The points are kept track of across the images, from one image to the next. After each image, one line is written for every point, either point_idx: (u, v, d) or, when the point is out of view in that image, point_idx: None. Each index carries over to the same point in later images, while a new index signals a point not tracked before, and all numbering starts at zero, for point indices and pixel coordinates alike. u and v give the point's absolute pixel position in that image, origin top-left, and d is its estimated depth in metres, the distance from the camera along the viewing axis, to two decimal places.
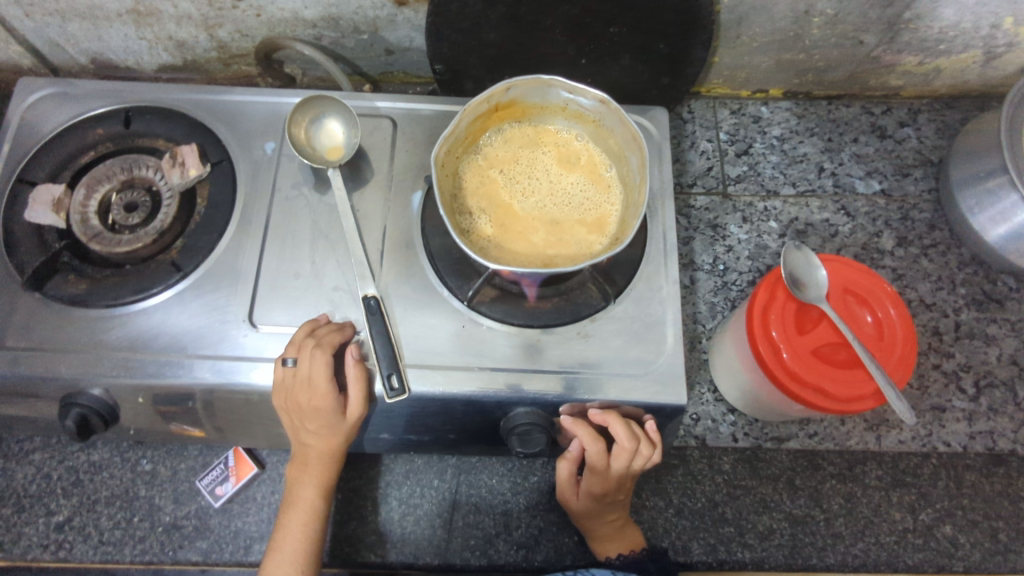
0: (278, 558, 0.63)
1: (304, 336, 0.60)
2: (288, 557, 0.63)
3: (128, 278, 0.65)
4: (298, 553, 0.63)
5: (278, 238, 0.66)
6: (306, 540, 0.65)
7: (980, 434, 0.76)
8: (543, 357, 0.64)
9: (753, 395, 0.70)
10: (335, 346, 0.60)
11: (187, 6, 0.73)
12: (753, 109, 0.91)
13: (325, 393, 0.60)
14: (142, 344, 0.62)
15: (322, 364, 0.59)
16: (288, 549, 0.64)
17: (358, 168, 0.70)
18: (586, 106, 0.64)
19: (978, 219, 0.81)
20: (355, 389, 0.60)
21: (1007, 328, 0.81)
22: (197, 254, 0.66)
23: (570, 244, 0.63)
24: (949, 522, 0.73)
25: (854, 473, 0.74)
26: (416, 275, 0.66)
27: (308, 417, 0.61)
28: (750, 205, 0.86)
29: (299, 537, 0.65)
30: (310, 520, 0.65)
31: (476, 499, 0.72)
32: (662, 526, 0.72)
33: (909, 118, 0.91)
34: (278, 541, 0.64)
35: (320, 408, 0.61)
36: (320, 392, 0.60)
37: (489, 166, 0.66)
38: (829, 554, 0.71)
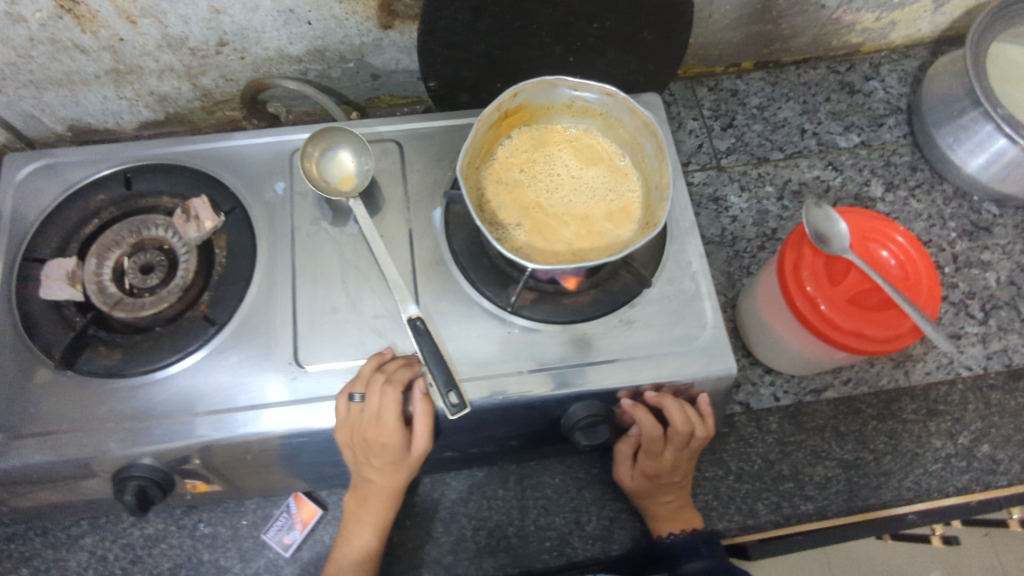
0: None
1: (372, 371, 0.60)
2: None
3: (162, 339, 0.63)
4: None
5: (308, 276, 0.66)
6: None
7: (996, 353, 0.81)
8: (593, 350, 0.65)
9: (790, 352, 0.72)
10: (405, 382, 0.60)
11: (169, 57, 0.72)
12: (728, 84, 0.95)
13: (393, 430, 0.61)
14: (190, 405, 0.61)
15: (392, 401, 0.60)
16: None
17: (373, 194, 0.70)
18: (592, 100, 0.66)
19: (958, 153, 0.85)
20: (422, 424, 0.61)
21: (1000, 251, 0.86)
22: (228, 305, 0.65)
23: (601, 236, 0.65)
24: (986, 440, 0.77)
25: (892, 411, 0.78)
26: (454, 290, 0.66)
27: (374, 452, 0.62)
28: (744, 173, 0.89)
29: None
30: (362, 558, 0.65)
31: (543, 501, 0.72)
32: (725, 493, 0.74)
33: (872, 72, 0.97)
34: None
35: (388, 444, 0.62)
36: (388, 428, 0.61)
37: (508, 173, 0.67)
38: (885, 491, 0.74)
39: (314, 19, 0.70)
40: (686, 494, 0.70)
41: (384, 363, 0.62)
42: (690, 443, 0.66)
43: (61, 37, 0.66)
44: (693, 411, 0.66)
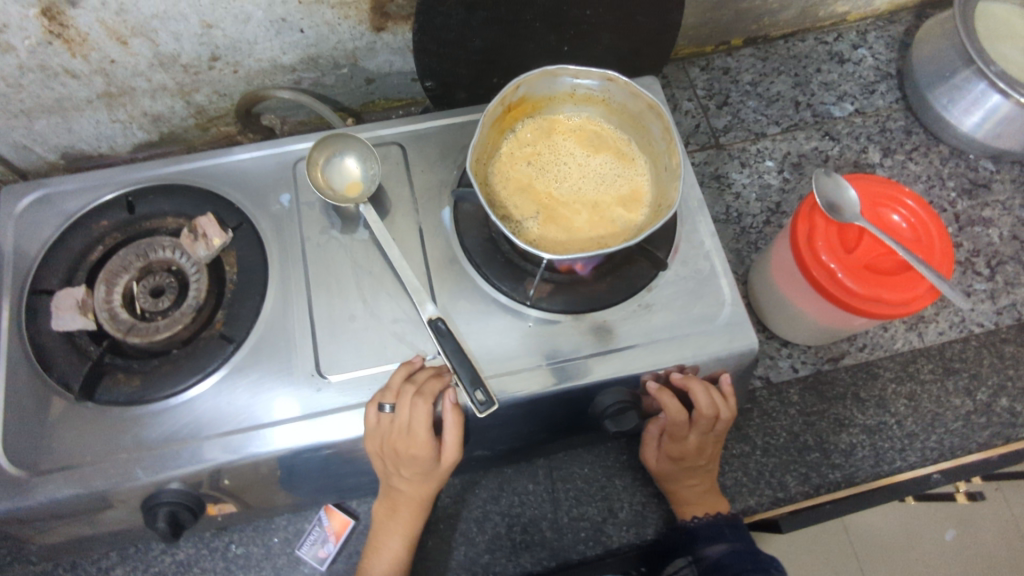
0: None
1: (403, 382, 0.60)
2: None
3: (180, 362, 0.62)
4: None
5: (322, 286, 0.65)
6: None
7: (1006, 308, 0.82)
8: (614, 338, 0.65)
9: (806, 323, 0.72)
10: (436, 395, 0.59)
11: (162, 76, 0.71)
12: (719, 62, 0.95)
13: (424, 442, 0.61)
14: (215, 425, 0.60)
15: (422, 414, 0.59)
16: None
17: (379, 198, 0.69)
18: (594, 87, 0.66)
19: (952, 112, 0.86)
20: (451, 434, 0.61)
21: (1000, 208, 0.87)
22: (244, 321, 0.64)
23: (614, 223, 0.65)
24: (1003, 394, 0.78)
25: (910, 373, 0.79)
26: (470, 288, 0.66)
27: (404, 463, 0.62)
28: (743, 150, 0.89)
29: None
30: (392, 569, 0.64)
31: (574, 491, 0.72)
32: (754, 469, 0.74)
33: (860, 40, 0.97)
34: None
35: (418, 455, 0.61)
36: (418, 440, 0.60)
37: (516, 166, 0.67)
38: (910, 453, 0.75)
39: (307, 27, 0.69)
40: (712, 478, 0.70)
41: (413, 373, 0.61)
42: (714, 425, 0.66)
43: (51, 63, 0.64)
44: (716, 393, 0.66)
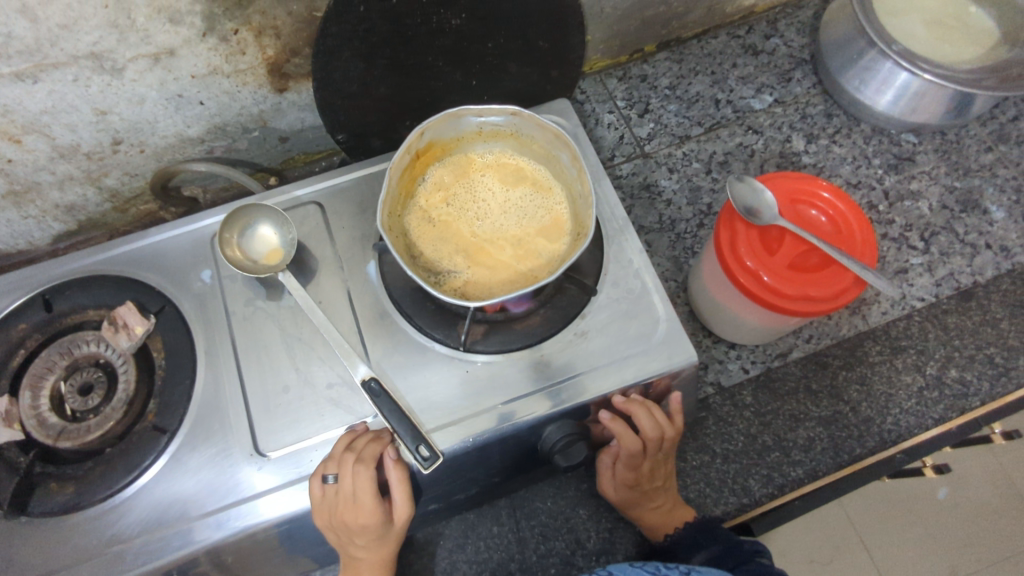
0: None
1: (343, 450, 0.59)
2: None
3: (115, 460, 0.60)
4: None
5: (253, 360, 0.64)
6: None
7: (944, 279, 0.83)
8: (553, 370, 0.64)
9: (745, 324, 0.72)
10: (376, 458, 0.59)
11: (65, 167, 0.69)
12: (636, 70, 0.96)
13: (371, 508, 0.60)
14: (157, 522, 0.59)
15: (366, 480, 0.58)
16: None
17: (302, 262, 0.68)
18: (500, 122, 0.65)
19: (866, 94, 0.86)
20: (400, 494, 0.61)
21: (927, 179, 0.89)
22: (177, 409, 0.62)
23: (539, 255, 0.64)
24: (952, 366, 0.79)
25: (858, 357, 0.79)
26: (404, 341, 0.65)
27: (356, 533, 0.61)
28: (669, 155, 0.90)
29: None
30: None
31: (540, 528, 0.72)
32: (716, 477, 0.74)
33: (771, 29, 0.98)
34: None
35: (368, 522, 0.60)
36: (366, 507, 0.60)
37: (433, 212, 0.66)
38: (867, 439, 0.76)
39: (205, 98, 0.68)
40: (673, 494, 0.70)
41: (355, 440, 0.60)
42: (663, 444, 0.66)
43: None
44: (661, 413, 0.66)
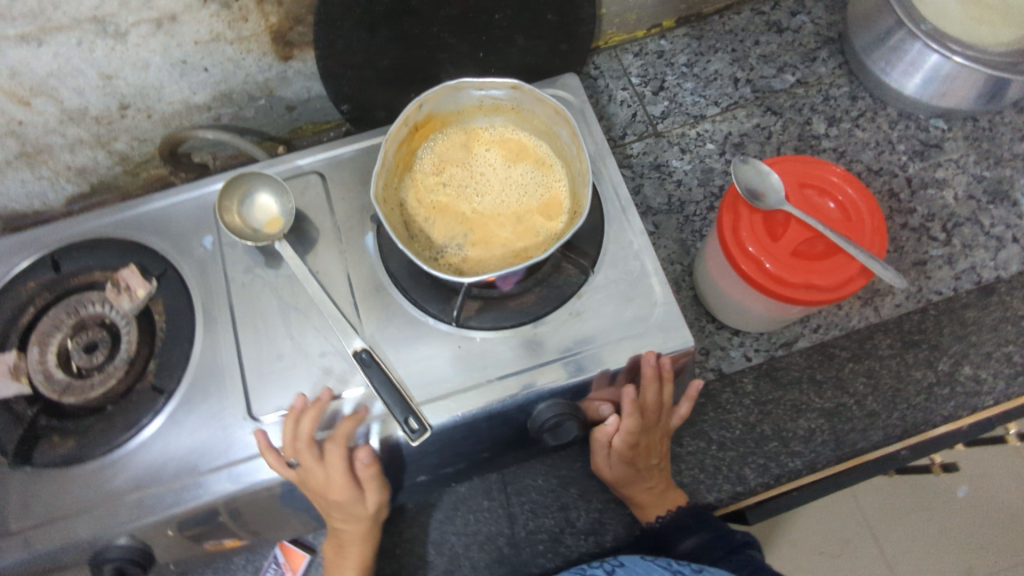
0: None
1: (293, 438, 0.59)
2: None
3: (115, 417, 0.62)
4: None
5: (250, 327, 0.65)
6: None
7: (965, 272, 0.80)
8: (545, 349, 0.64)
9: (749, 311, 0.71)
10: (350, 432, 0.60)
11: (75, 130, 0.70)
12: (653, 46, 0.93)
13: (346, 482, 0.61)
14: (152, 479, 0.60)
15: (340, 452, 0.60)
16: None
17: (301, 231, 0.69)
18: (500, 96, 0.64)
19: (893, 76, 0.82)
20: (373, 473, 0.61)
21: (954, 168, 0.85)
22: (175, 370, 0.64)
23: (534, 233, 0.63)
24: (966, 363, 0.77)
25: (866, 349, 0.77)
26: (397, 314, 0.65)
27: (334, 504, 0.63)
28: (682, 135, 0.88)
29: None
30: None
31: (529, 504, 0.72)
32: (711, 464, 0.73)
33: (798, 6, 0.94)
34: None
35: (343, 496, 0.62)
36: (339, 481, 0.61)
37: (430, 186, 0.65)
38: (872, 433, 0.74)
39: (210, 65, 0.69)
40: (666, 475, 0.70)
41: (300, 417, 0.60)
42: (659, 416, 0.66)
43: None
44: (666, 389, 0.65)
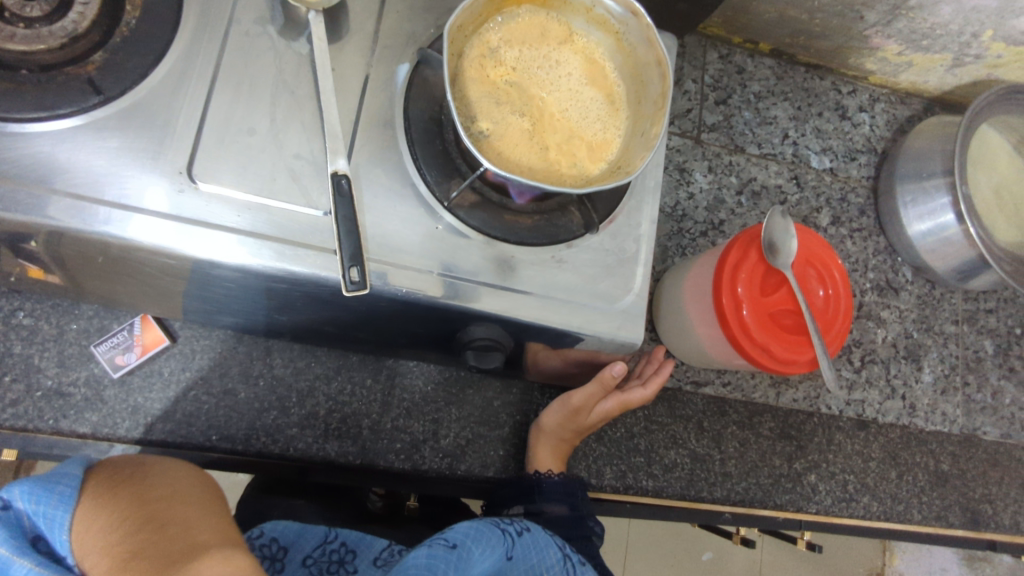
0: (163, 466, 0.57)
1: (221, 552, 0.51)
2: (167, 469, 0.57)
3: (26, 88, 0.51)
4: (168, 469, 0.57)
5: (232, 82, 0.55)
6: (178, 472, 0.58)
7: (854, 401, 0.88)
8: (514, 276, 0.59)
9: (694, 341, 0.72)
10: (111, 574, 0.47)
11: None
12: (739, 59, 0.91)
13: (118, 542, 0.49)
14: (39, 176, 0.51)
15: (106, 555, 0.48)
16: (169, 469, 0.57)
17: (336, 19, 0.59)
18: (614, 12, 0.59)
19: (909, 213, 0.87)
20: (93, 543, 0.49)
21: (896, 314, 0.92)
22: (124, 77, 0.53)
23: (571, 162, 0.59)
24: (815, 472, 0.85)
25: (752, 422, 0.83)
26: (391, 160, 0.59)
27: (170, 531, 0.50)
28: (717, 155, 0.88)
29: (173, 473, 0.57)
30: (169, 477, 0.56)
31: (408, 403, 0.73)
32: (581, 450, 0.76)
33: (868, 104, 0.96)
34: (168, 468, 0.57)
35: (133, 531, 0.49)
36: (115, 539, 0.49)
37: (498, 54, 0.59)
38: (717, 489, 0.80)
39: None
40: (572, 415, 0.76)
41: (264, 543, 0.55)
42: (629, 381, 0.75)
43: None
44: (648, 365, 0.74)
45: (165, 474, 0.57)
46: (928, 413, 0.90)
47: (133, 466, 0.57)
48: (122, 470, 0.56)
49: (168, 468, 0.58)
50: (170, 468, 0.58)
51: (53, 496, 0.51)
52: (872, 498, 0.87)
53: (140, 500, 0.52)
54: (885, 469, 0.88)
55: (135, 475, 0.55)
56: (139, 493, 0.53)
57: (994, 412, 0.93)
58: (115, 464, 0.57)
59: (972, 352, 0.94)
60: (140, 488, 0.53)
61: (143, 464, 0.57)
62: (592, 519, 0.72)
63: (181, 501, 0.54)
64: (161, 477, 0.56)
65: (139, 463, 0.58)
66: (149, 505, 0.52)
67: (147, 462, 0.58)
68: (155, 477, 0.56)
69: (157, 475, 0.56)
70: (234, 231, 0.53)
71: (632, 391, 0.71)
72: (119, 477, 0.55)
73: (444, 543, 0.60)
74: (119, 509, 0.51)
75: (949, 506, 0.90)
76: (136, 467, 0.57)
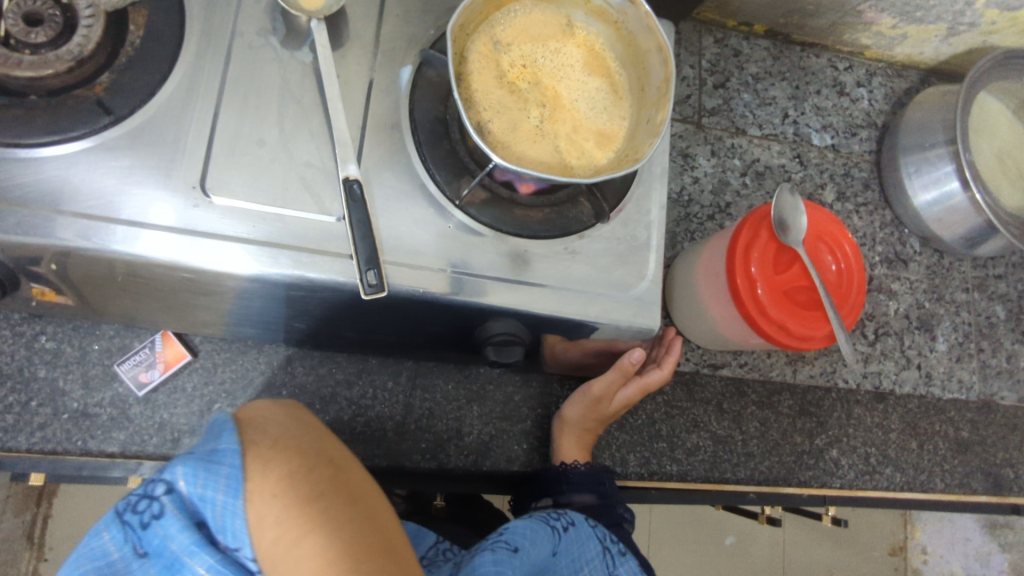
0: (330, 455, 0.51)
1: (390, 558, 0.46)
2: (334, 460, 0.50)
3: (37, 113, 0.52)
4: (330, 461, 0.50)
5: (240, 95, 0.56)
6: (345, 470, 0.50)
7: (871, 374, 0.88)
8: (529, 270, 0.60)
9: (709, 324, 0.73)
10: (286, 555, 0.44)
11: None
12: (734, 42, 0.92)
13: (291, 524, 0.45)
14: (56, 199, 0.51)
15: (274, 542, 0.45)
16: (337, 465, 0.50)
17: (336, 26, 0.60)
18: (613, 2, 0.59)
19: (913, 184, 0.87)
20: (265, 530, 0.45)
21: (906, 285, 0.92)
22: (132, 97, 0.54)
23: (579, 153, 0.59)
24: (836, 447, 0.85)
25: (771, 401, 0.83)
26: (400, 163, 0.59)
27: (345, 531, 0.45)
28: (719, 139, 0.88)
29: (340, 470, 0.50)
30: (338, 471, 0.49)
31: (429, 404, 0.73)
32: (604, 440, 0.77)
33: (865, 78, 0.96)
34: (332, 464, 0.50)
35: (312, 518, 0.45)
36: (285, 525, 0.45)
37: (499, 50, 0.59)
38: (741, 469, 0.80)
39: None
40: None
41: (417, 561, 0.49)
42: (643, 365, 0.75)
43: None
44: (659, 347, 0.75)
45: (333, 467, 0.49)
46: (944, 381, 0.91)
47: (285, 454, 0.48)
48: (273, 457, 0.48)
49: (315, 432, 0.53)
50: (336, 460, 0.51)
51: (220, 480, 0.46)
52: (894, 469, 0.87)
53: (308, 499, 0.46)
54: (906, 439, 0.88)
55: (304, 464, 0.48)
56: (306, 494, 0.46)
57: (1010, 376, 0.94)
58: (267, 440, 0.49)
59: (985, 318, 0.94)
60: (309, 488, 0.47)
61: (291, 437, 0.50)
62: (620, 506, 0.73)
63: (353, 508, 0.47)
64: (315, 439, 0.52)
65: (295, 447, 0.49)
66: (320, 502, 0.46)
67: (312, 451, 0.50)
68: (324, 472, 0.49)
69: (308, 436, 0.51)
70: (253, 242, 0.54)
71: (649, 375, 0.71)
72: (275, 471, 0.47)
73: (507, 547, 0.60)
74: (285, 474, 0.47)
75: (971, 472, 0.90)
76: (300, 457, 0.49)
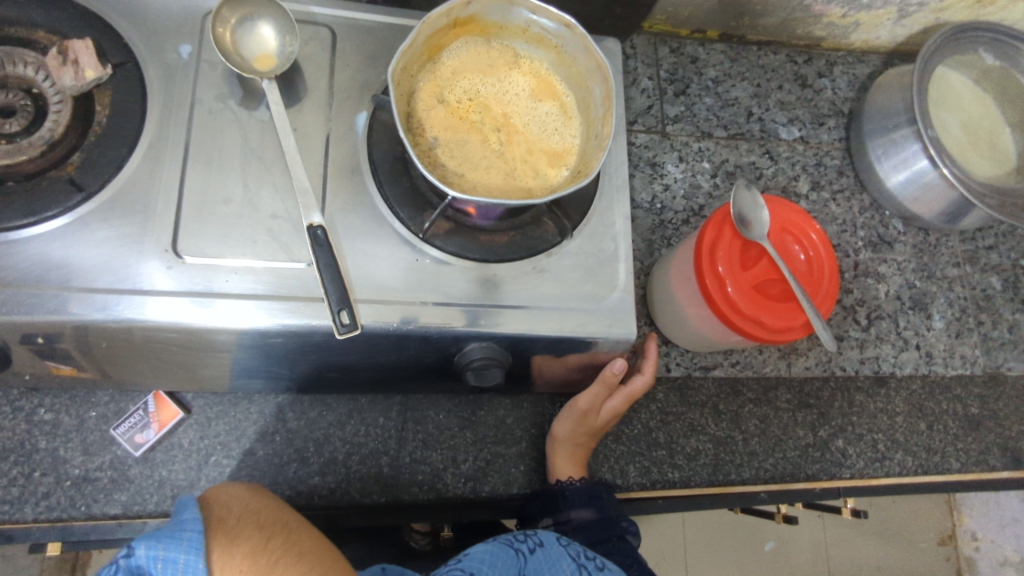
0: (289, 527, 0.56)
1: None
2: (293, 530, 0.56)
3: (13, 198, 0.55)
4: (288, 533, 0.55)
5: (203, 158, 0.59)
6: (302, 539, 0.55)
7: (869, 359, 0.87)
8: (499, 293, 0.61)
9: (690, 327, 0.73)
10: None
11: None
12: (690, 49, 0.94)
13: None
14: (36, 277, 0.54)
15: None
16: (296, 535, 0.55)
17: (290, 83, 0.63)
18: (549, 28, 0.61)
19: (883, 166, 0.88)
20: None
21: (894, 267, 0.91)
22: (102, 172, 0.57)
23: (533, 175, 0.61)
24: (841, 437, 0.84)
25: (768, 397, 0.83)
26: (363, 204, 0.61)
27: None
28: (686, 144, 0.90)
29: (300, 539, 0.55)
30: (299, 540, 0.55)
31: (423, 435, 0.74)
32: (602, 453, 0.77)
33: (827, 69, 0.97)
34: (289, 535, 0.55)
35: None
36: None
37: (446, 87, 0.61)
38: (745, 469, 0.80)
39: None
40: None
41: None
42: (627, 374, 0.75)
43: None
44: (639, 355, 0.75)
45: (292, 538, 0.55)
46: (946, 358, 0.89)
47: (249, 531, 0.53)
48: (239, 533, 0.52)
49: (276, 508, 0.58)
50: (295, 531, 0.56)
51: (182, 543, 0.49)
52: (905, 454, 0.85)
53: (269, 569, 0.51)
54: (914, 422, 0.87)
55: (264, 538, 0.53)
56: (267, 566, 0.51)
57: (1015, 346, 0.92)
58: (233, 518, 0.54)
59: (981, 291, 0.93)
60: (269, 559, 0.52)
61: (252, 515, 0.55)
62: (624, 519, 0.72)
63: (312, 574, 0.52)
64: (273, 514, 0.57)
65: (256, 525, 0.54)
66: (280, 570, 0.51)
67: (272, 527, 0.55)
68: (283, 543, 0.54)
69: (266, 512, 0.56)
70: (225, 296, 0.56)
71: (632, 382, 0.71)
72: (240, 546, 0.52)
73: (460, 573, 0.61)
74: (249, 549, 0.52)
75: (987, 449, 0.88)
76: (258, 531, 0.53)
